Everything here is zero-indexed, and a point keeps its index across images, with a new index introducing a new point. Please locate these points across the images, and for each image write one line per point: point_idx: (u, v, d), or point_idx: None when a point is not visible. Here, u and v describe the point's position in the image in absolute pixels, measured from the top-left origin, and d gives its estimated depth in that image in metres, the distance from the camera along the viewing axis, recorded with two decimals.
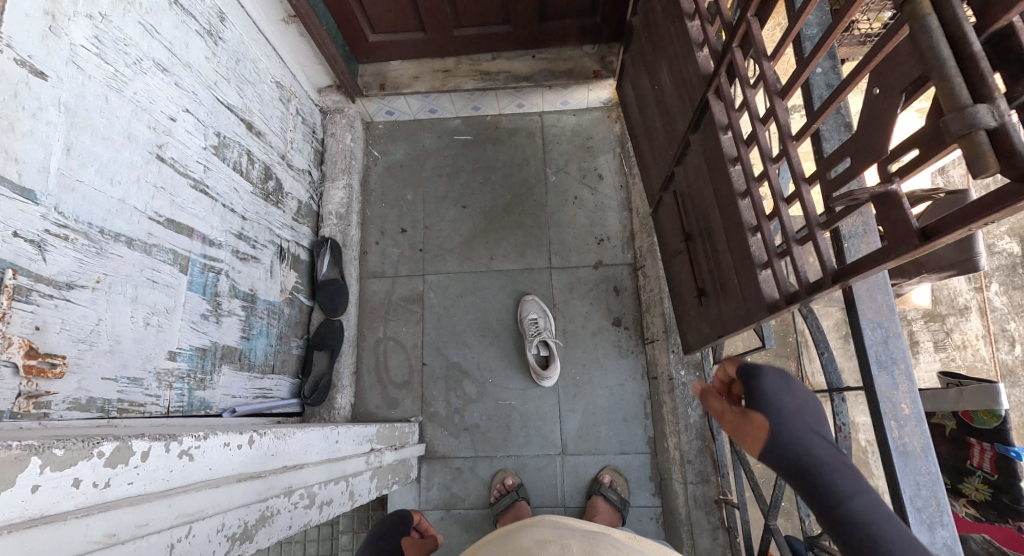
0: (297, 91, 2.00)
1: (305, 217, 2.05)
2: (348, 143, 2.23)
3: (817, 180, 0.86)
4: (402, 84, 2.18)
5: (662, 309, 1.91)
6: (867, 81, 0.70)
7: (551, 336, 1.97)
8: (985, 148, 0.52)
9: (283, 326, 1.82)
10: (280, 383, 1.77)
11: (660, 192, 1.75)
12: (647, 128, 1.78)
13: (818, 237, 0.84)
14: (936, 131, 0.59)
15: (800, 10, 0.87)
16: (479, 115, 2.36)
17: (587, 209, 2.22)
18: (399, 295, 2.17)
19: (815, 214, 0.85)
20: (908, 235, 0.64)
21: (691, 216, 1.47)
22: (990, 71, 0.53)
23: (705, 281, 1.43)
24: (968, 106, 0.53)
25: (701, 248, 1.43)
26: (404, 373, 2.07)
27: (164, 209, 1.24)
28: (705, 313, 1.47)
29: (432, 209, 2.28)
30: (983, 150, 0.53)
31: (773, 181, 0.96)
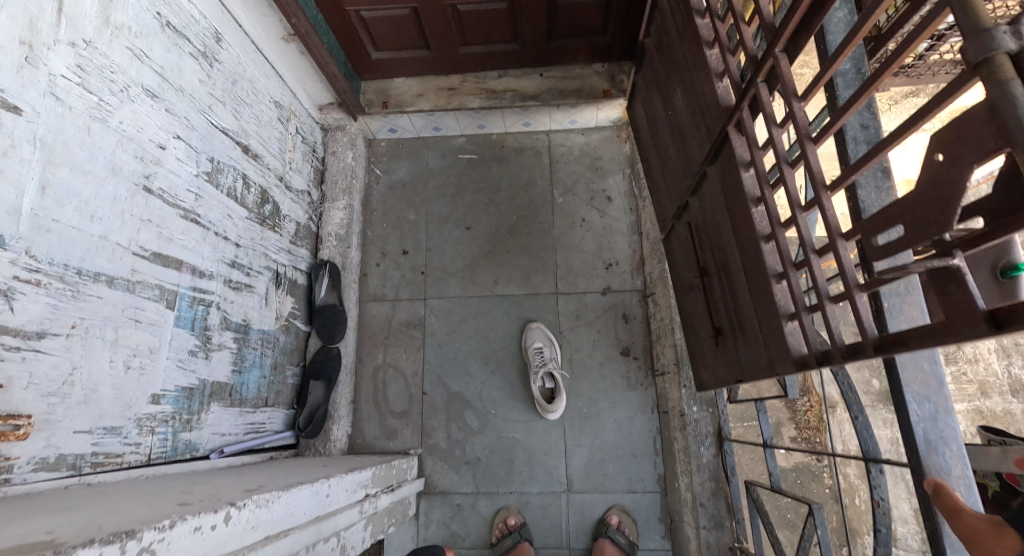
0: (297, 109, 1.94)
1: (303, 239, 1.99)
2: (350, 162, 2.17)
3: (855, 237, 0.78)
4: (406, 102, 2.11)
5: (673, 340, 1.83)
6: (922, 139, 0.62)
7: (556, 366, 1.91)
8: None
9: (278, 356, 1.75)
10: (273, 416, 1.71)
11: (673, 220, 1.68)
12: (659, 152, 1.71)
13: (857, 299, 0.75)
14: None
15: (839, 52, 0.80)
16: (485, 134, 2.29)
17: (596, 232, 2.14)
18: (400, 320, 2.10)
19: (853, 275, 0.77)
20: (978, 319, 0.57)
21: (707, 250, 1.39)
22: None
23: (722, 320, 1.36)
24: None
25: (718, 285, 1.35)
26: (403, 403, 2.00)
27: (151, 243, 1.18)
28: (722, 353, 1.39)
29: (435, 230, 2.21)
30: None
31: (803, 231, 0.88)
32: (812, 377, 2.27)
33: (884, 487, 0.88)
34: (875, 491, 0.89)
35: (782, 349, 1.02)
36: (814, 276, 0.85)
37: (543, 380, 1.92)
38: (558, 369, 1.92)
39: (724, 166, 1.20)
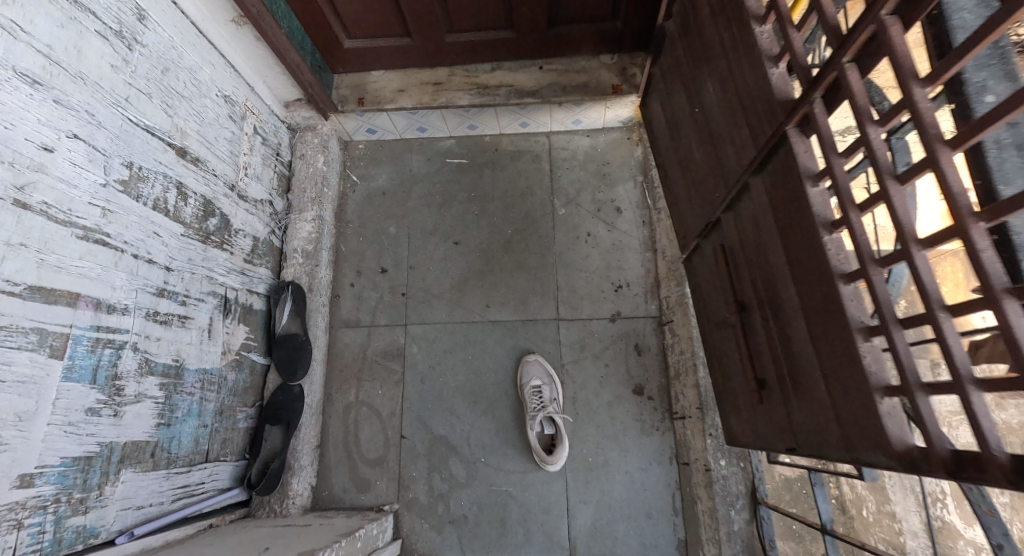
0: (255, 105, 1.66)
1: (262, 256, 1.70)
2: (321, 167, 1.89)
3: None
4: (384, 98, 1.83)
5: (696, 380, 1.55)
6: None
7: (557, 409, 1.64)
8: None
9: (223, 398, 1.47)
10: (218, 471, 1.43)
11: (699, 238, 1.40)
12: (681, 158, 1.43)
13: None
14: None
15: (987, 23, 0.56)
16: (476, 135, 2.01)
17: (603, 249, 1.86)
18: (376, 349, 1.82)
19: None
20: None
21: (746, 281, 1.12)
22: None
23: (767, 370, 1.08)
24: None
25: (762, 326, 1.08)
26: (378, 449, 1.72)
27: (27, 275, 0.89)
28: (766, 410, 1.11)
29: (419, 245, 1.93)
30: None
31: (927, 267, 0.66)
32: None
33: None
34: None
35: (874, 431, 0.74)
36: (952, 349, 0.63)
37: (542, 425, 1.65)
38: (559, 413, 1.64)
39: (778, 177, 0.93)
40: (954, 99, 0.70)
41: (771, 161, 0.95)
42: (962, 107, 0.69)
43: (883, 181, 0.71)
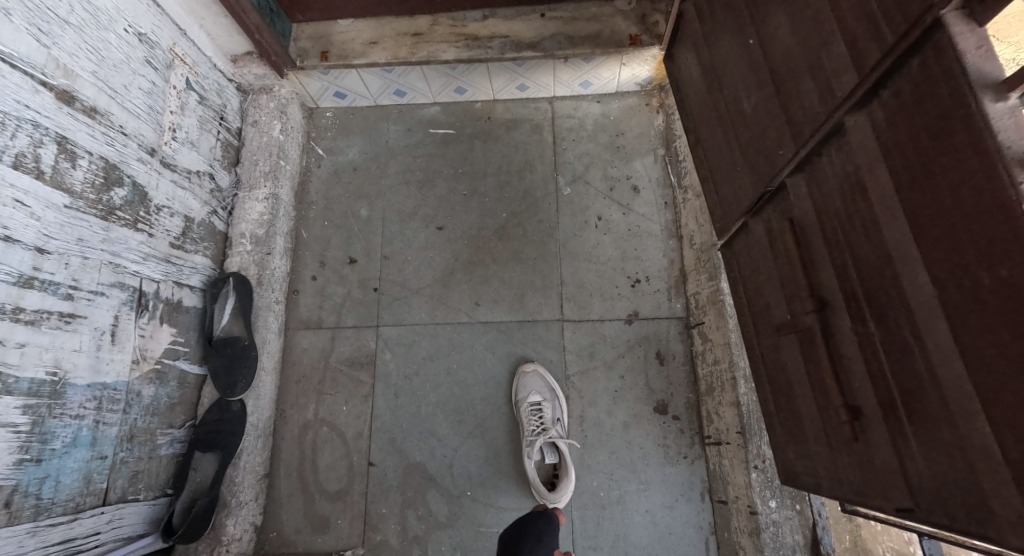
0: (188, 54, 1.33)
1: (199, 242, 1.38)
2: (277, 136, 1.57)
3: None
4: (353, 51, 1.50)
5: (737, 397, 1.23)
6: None
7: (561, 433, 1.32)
8: None
9: (134, 420, 1.14)
10: (124, 514, 1.11)
11: (749, 216, 1.07)
12: (722, 113, 1.11)
13: None
14: None
15: None
16: (465, 101, 1.69)
17: (617, 236, 1.54)
18: (340, 356, 1.50)
19: None
20: None
21: (833, 267, 0.79)
22: None
23: (866, 393, 0.75)
24: None
25: (861, 331, 0.75)
26: (341, 479, 1.40)
27: None
28: (861, 450, 0.78)
29: (395, 231, 1.61)
30: None
31: None
32: None
33: None
34: None
35: None
36: None
37: (542, 453, 1.34)
38: (563, 438, 1.33)
39: (919, 101, 0.60)
40: None
41: (903, 80, 0.62)
42: None
43: None
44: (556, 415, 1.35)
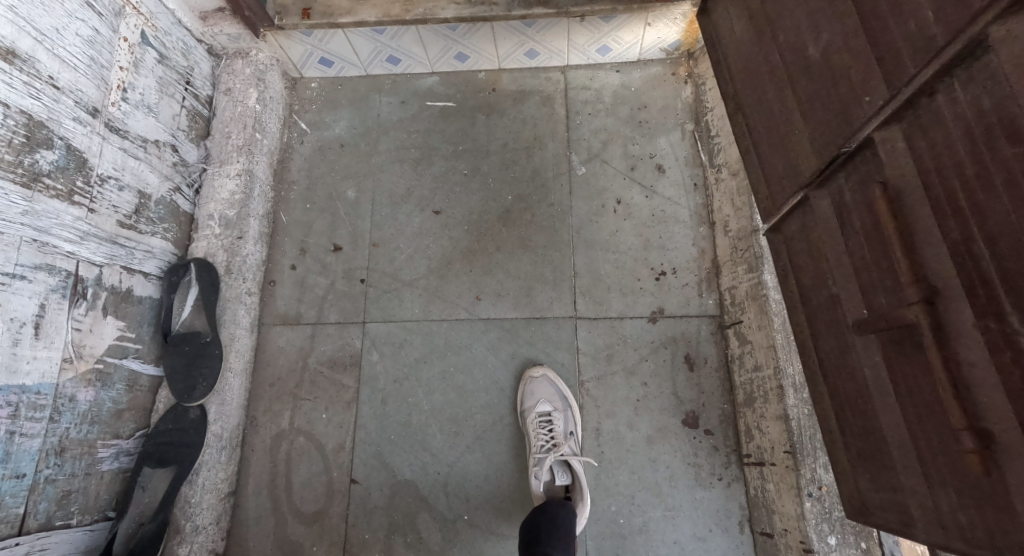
0: (144, 3, 1.15)
1: (157, 222, 1.19)
2: (253, 106, 1.38)
3: None
4: (338, 8, 1.31)
5: (787, 410, 1.02)
6: None
7: (573, 448, 1.13)
8: None
9: (68, 430, 0.95)
10: (49, 543, 0.91)
11: (809, 189, 0.87)
12: (778, 63, 0.91)
13: None
14: None
15: None
16: (467, 70, 1.50)
17: (639, 222, 1.34)
18: (321, 357, 1.31)
19: None
20: None
21: (952, 242, 0.59)
22: None
23: (1005, 415, 0.55)
24: None
25: (1000, 328, 0.54)
26: (318, 499, 1.20)
27: None
28: (994, 492, 0.57)
29: (386, 214, 1.42)
30: None
31: None
32: None
33: None
34: None
35: None
36: None
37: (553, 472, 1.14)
38: (576, 455, 1.13)
39: None
40: None
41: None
42: None
43: None
44: (568, 428, 1.16)
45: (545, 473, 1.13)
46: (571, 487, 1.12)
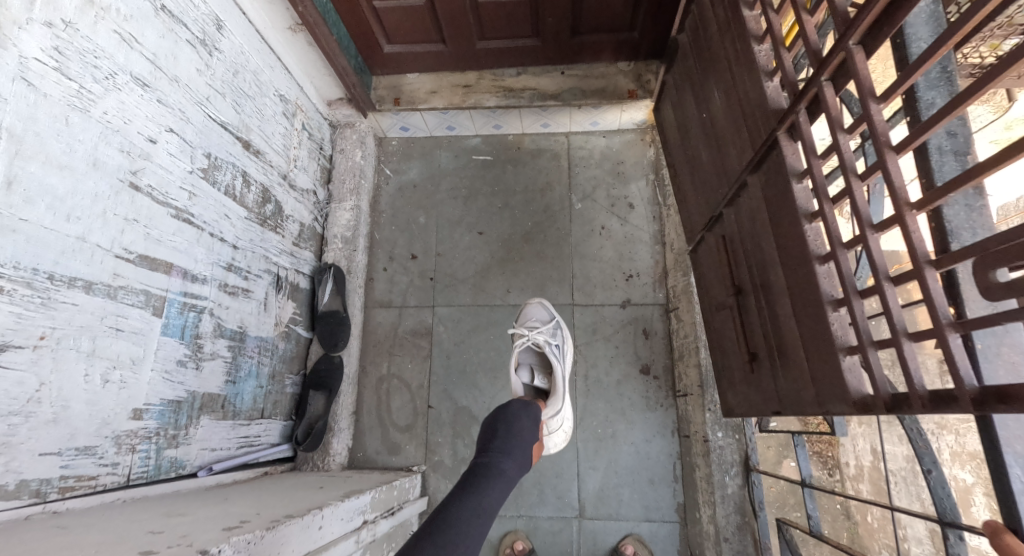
0: (304, 104, 1.84)
1: (307, 240, 1.88)
2: (358, 161, 2.06)
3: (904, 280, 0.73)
4: (418, 98, 2.00)
5: (698, 360, 1.69)
6: None
7: (554, 353, 1.40)
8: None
9: (276, 364, 1.66)
10: (269, 428, 1.62)
11: (703, 232, 1.54)
12: (689, 158, 1.58)
13: (903, 348, 0.71)
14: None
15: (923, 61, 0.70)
16: (501, 134, 2.18)
17: (616, 241, 2.02)
18: (406, 328, 1.99)
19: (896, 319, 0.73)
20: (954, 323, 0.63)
21: (743, 266, 1.26)
22: None
23: (760, 344, 1.22)
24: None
25: (756, 305, 1.21)
26: (408, 417, 1.89)
27: (137, 245, 1.09)
28: (759, 380, 1.24)
29: (446, 234, 2.10)
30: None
31: (844, 270, 0.84)
32: None
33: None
34: None
35: (838, 386, 0.89)
36: (890, 311, 0.73)
37: (531, 374, 1.46)
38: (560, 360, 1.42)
39: (767, 177, 1.07)
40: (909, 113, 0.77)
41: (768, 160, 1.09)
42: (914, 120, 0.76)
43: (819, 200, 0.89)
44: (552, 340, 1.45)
45: (525, 374, 1.44)
46: (547, 389, 1.42)
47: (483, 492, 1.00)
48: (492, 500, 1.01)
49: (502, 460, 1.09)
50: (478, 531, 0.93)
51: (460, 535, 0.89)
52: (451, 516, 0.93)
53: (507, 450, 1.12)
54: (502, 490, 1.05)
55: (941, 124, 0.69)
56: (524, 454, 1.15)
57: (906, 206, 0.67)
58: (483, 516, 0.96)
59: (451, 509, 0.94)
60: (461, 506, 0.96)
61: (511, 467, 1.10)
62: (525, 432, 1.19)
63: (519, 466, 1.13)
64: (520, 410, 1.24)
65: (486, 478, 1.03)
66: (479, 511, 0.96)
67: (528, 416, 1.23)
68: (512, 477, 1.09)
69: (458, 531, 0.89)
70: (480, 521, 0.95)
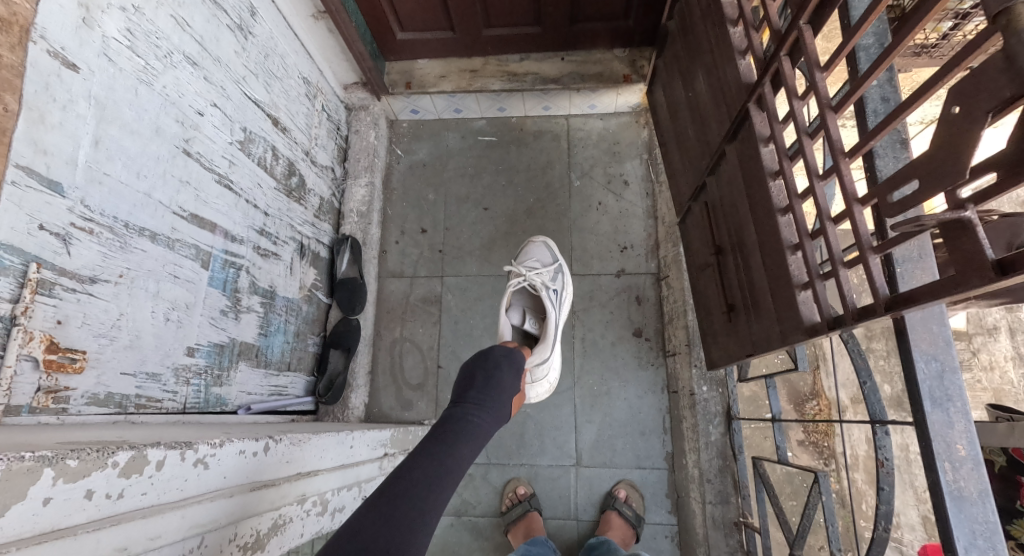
0: (323, 87, 1.99)
1: (326, 213, 2.03)
2: (373, 141, 2.20)
3: (843, 220, 0.88)
4: (428, 83, 2.16)
5: (685, 321, 1.84)
6: (957, 91, 0.59)
7: (549, 298, 1.53)
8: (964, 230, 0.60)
9: (301, 324, 1.81)
10: (296, 380, 1.79)
11: (689, 202, 1.69)
12: (678, 134, 1.73)
13: (840, 274, 0.87)
14: (948, 167, 0.61)
15: (856, 25, 0.80)
16: (505, 117, 2.32)
17: (611, 216, 2.17)
18: (417, 296, 2.15)
19: (836, 250, 0.87)
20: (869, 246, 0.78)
21: (724, 227, 1.40)
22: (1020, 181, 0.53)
23: (736, 296, 1.37)
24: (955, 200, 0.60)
25: (734, 261, 1.36)
26: (420, 376, 2.06)
27: (189, 204, 1.23)
28: (735, 329, 1.40)
29: (453, 209, 2.26)
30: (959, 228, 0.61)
31: (799, 216, 0.98)
32: (818, 368, 2.27)
33: (889, 448, 0.93)
34: (880, 451, 0.94)
35: (794, 319, 1.04)
36: (830, 244, 0.88)
37: (522, 316, 1.60)
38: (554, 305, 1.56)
39: (741, 145, 1.22)
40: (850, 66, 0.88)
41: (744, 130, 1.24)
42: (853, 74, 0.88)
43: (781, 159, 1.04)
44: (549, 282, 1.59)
45: (515, 316, 1.58)
46: (536, 331, 1.57)
47: (447, 456, 1.05)
48: (453, 458, 1.06)
49: (472, 420, 1.14)
50: (436, 498, 0.98)
51: (409, 512, 0.92)
52: (410, 484, 0.97)
53: (481, 405, 1.18)
54: (470, 449, 1.11)
55: (873, 78, 0.78)
56: (499, 407, 1.21)
57: (841, 155, 0.81)
58: (445, 482, 1.02)
59: (406, 481, 0.97)
60: (417, 479, 0.98)
61: (482, 422, 1.16)
62: (510, 372, 1.28)
63: (492, 422, 1.19)
64: (501, 359, 1.29)
65: (451, 442, 1.08)
66: (437, 479, 1.01)
67: (508, 366, 1.28)
68: (483, 433, 1.15)
69: (412, 503, 0.94)
70: (439, 487, 1.00)
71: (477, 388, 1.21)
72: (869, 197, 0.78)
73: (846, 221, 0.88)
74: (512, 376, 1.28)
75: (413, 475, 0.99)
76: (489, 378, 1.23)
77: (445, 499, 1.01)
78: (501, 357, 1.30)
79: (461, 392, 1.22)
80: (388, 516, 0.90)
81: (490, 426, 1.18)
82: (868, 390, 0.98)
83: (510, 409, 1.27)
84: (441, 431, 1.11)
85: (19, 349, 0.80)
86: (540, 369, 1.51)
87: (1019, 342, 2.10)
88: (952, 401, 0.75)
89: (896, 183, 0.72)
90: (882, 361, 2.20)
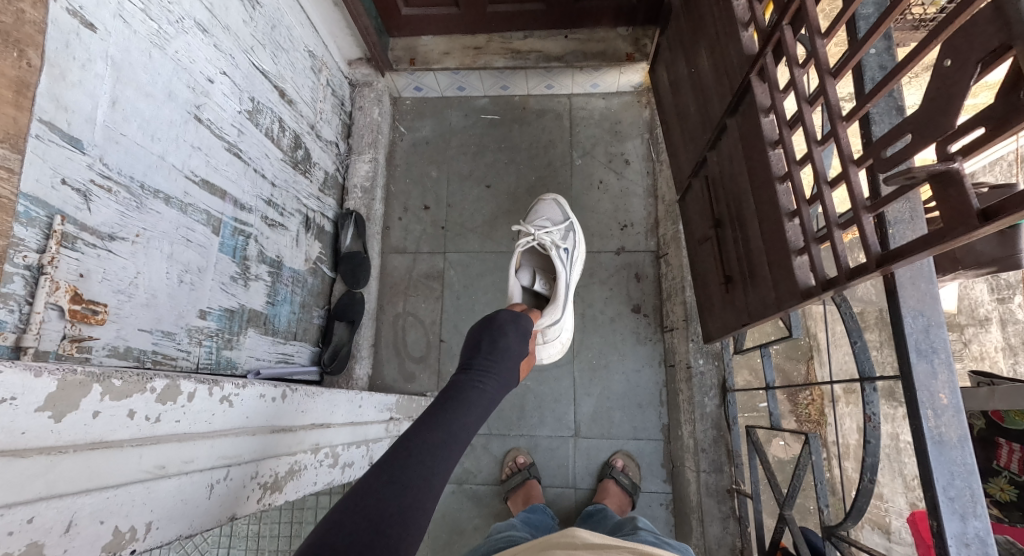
0: (328, 62, 2.01)
1: (331, 188, 2.05)
2: (376, 118, 2.22)
3: (840, 183, 0.91)
4: (432, 59, 2.17)
5: (684, 297, 1.88)
6: (955, 44, 0.63)
7: (560, 259, 1.55)
8: (954, 182, 0.64)
9: (306, 295, 1.84)
10: (302, 350, 1.82)
11: (690, 177, 1.72)
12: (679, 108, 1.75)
13: (835, 236, 0.90)
14: (940, 124, 0.65)
15: None
16: (508, 95, 2.34)
17: (612, 194, 2.19)
18: (420, 271, 2.19)
19: (834, 214, 0.90)
20: (860, 206, 0.81)
21: (723, 202, 1.44)
22: (1016, 128, 0.56)
23: (733, 268, 1.40)
24: (947, 158, 0.63)
25: (733, 234, 1.39)
26: (422, 349, 2.11)
27: (200, 169, 1.25)
28: (733, 301, 1.43)
29: (455, 187, 2.28)
30: (950, 181, 0.64)
31: (797, 182, 1.01)
32: (812, 358, 2.31)
33: (876, 404, 0.98)
34: (868, 407, 0.99)
35: (790, 284, 1.08)
36: (825, 207, 0.91)
37: (533, 278, 1.63)
38: (565, 265, 1.58)
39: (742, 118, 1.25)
40: (849, 32, 0.91)
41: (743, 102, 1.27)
42: (853, 35, 0.90)
43: (780, 128, 1.06)
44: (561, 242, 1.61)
45: (525, 277, 1.62)
46: (549, 292, 1.61)
47: (452, 424, 1.09)
48: (462, 418, 1.11)
49: (477, 387, 1.18)
50: (443, 460, 1.02)
51: (417, 474, 0.97)
52: (415, 450, 1.00)
53: (488, 371, 1.22)
54: (478, 412, 1.16)
55: (871, 42, 0.81)
56: (505, 374, 1.25)
57: (839, 120, 0.84)
58: (451, 448, 1.06)
59: (413, 446, 1.01)
60: (426, 443, 1.02)
61: (487, 389, 1.19)
62: (518, 333, 1.32)
63: (499, 388, 1.23)
64: (507, 325, 1.31)
65: (456, 410, 1.11)
66: (444, 446, 1.04)
67: (514, 332, 1.31)
68: (489, 399, 1.19)
69: (419, 465, 0.98)
70: (442, 451, 1.03)
71: (484, 354, 1.25)
72: (867, 158, 0.82)
73: (841, 184, 0.92)
74: (519, 341, 1.31)
75: (421, 441, 1.02)
76: (495, 344, 1.26)
77: (448, 463, 1.04)
78: (507, 322, 1.32)
79: (469, 358, 1.26)
80: (395, 477, 0.94)
81: (495, 392, 1.22)
82: (860, 355, 1.02)
83: (516, 373, 1.31)
84: (449, 398, 1.14)
85: (47, 298, 0.83)
86: (553, 329, 1.54)
87: (1010, 334, 2.10)
88: (937, 354, 0.79)
89: (892, 141, 0.76)
90: (875, 344, 2.24)
